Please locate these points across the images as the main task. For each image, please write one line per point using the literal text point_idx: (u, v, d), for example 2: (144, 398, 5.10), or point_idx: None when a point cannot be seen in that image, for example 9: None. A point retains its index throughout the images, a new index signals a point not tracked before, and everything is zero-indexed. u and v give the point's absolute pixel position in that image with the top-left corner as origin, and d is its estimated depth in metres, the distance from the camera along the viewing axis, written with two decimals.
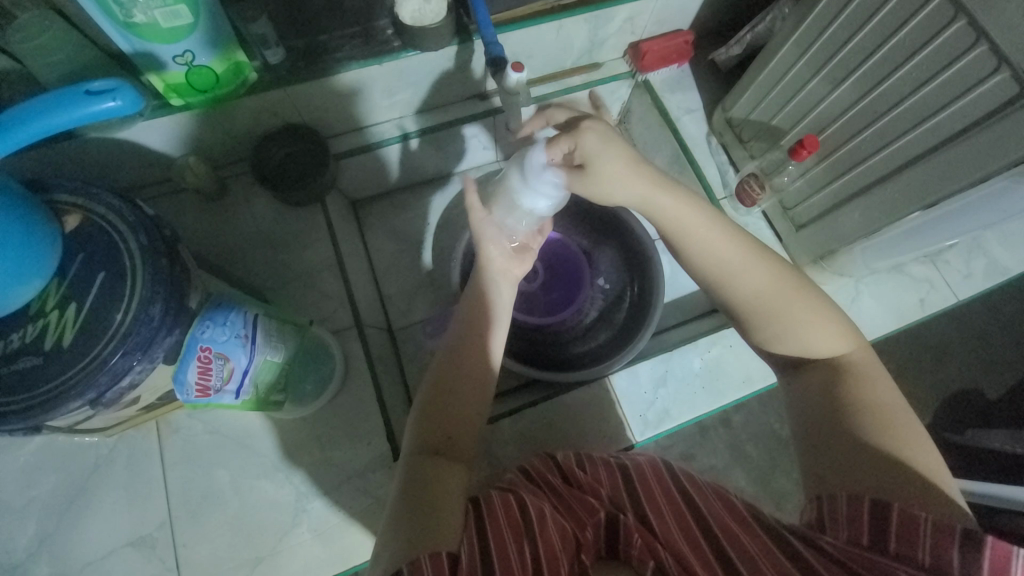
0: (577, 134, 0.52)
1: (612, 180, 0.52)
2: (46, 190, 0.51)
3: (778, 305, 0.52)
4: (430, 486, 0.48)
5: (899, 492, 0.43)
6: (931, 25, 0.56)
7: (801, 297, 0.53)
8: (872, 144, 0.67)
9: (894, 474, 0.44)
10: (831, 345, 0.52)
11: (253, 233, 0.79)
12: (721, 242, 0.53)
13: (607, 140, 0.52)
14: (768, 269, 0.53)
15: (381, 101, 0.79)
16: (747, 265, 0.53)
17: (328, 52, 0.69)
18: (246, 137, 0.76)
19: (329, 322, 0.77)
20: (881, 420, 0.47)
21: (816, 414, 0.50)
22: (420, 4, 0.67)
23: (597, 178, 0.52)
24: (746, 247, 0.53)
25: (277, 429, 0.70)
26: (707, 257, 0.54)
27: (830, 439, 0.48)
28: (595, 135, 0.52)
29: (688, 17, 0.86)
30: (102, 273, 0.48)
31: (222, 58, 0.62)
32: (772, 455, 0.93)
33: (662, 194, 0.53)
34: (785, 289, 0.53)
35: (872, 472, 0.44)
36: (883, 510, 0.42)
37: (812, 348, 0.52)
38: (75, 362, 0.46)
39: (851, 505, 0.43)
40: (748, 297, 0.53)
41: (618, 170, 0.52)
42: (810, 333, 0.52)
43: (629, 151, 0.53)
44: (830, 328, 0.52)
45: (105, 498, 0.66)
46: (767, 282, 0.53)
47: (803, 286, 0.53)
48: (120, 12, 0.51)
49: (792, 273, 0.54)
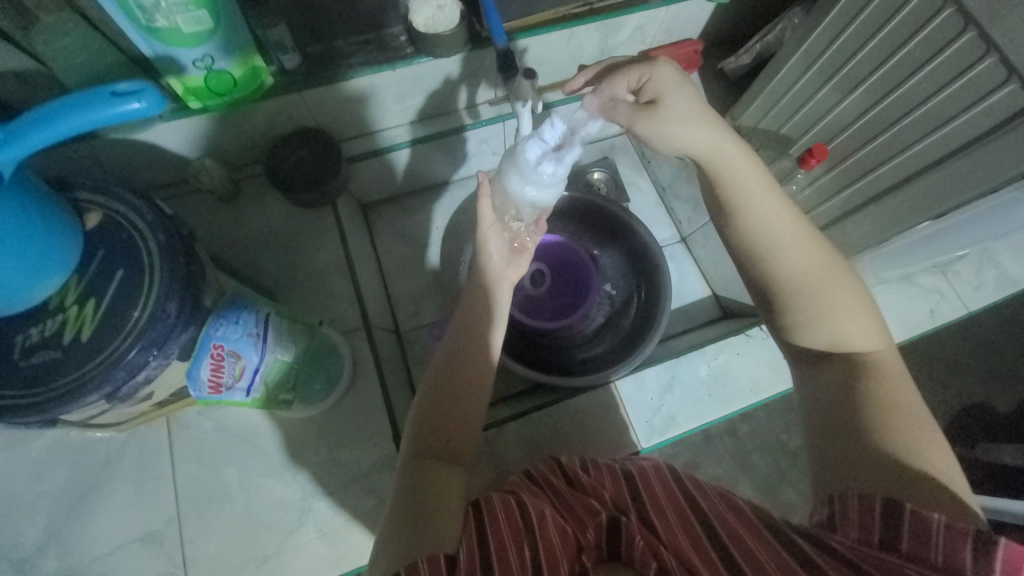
0: (654, 71, 0.55)
1: (681, 124, 0.53)
2: (67, 188, 0.52)
3: (818, 285, 0.52)
4: (430, 486, 0.48)
5: (909, 490, 0.42)
6: (940, 36, 0.56)
7: (841, 284, 0.53)
8: (882, 154, 0.67)
9: (903, 473, 0.44)
10: (861, 337, 0.52)
11: (266, 234, 0.80)
12: (773, 214, 0.53)
13: (683, 85, 0.54)
14: (814, 251, 0.53)
15: (393, 107, 0.80)
16: (795, 239, 0.53)
17: (343, 58, 0.71)
18: (259, 139, 0.77)
19: (338, 322, 0.77)
20: (893, 419, 0.47)
21: (830, 413, 0.50)
22: (434, 12, 0.68)
23: (666, 117, 0.53)
24: (795, 224, 0.54)
25: (285, 428, 0.70)
26: (756, 227, 0.53)
27: (841, 438, 0.48)
28: (674, 80, 0.55)
29: (698, 26, 0.87)
30: (120, 270, 0.49)
31: (240, 63, 0.64)
32: (779, 465, 0.92)
33: (729, 153, 0.54)
34: (828, 273, 0.53)
35: (884, 471, 0.44)
36: (892, 510, 0.41)
37: (843, 337, 0.52)
38: (91, 356, 0.46)
39: (860, 507, 0.43)
40: (791, 273, 0.53)
41: (685, 113, 0.53)
42: (845, 320, 0.52)
43: (701, 105, 0.55)
44: (863, 321, 0.52)
45: (113, 493, 0.67)
46: (811, 260, 0.53)
47: (844, 273, 0.54)
48: (143, 17, 0.53)
49: (835, 260, 0.54)
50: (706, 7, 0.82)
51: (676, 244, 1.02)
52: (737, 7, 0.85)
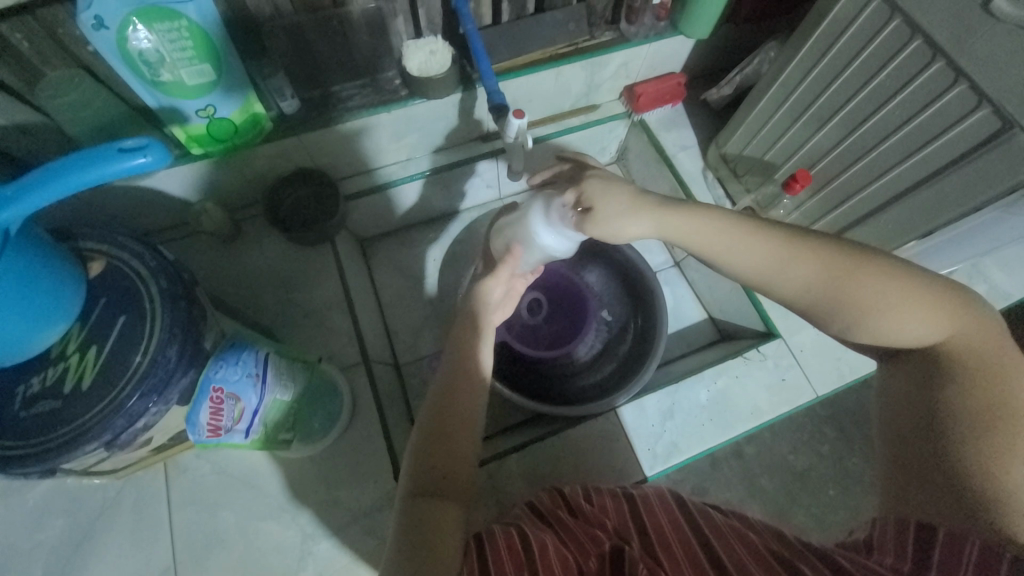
0: (580, 185, 0.57)
1: (617, 215, 0.54)
2: (72, 238, 0.53)
3: (830, 295, 0.47)
4: (429, 522, 0.47)
5: (965, 512, 0.39)
6: (909, 67, 0.59)
7: (870, 279, 0.45)
8: (863, 177, 0.70)
9: (967, 492, 0.39)
10: (922, 329, 0.44)
11: (265, 273, 0.81)
12: (743, 243, 0.50)
13: (607, 185, 0.56)
14: (818, 261, 0.47)
15: (389, 146, 0.83)
16: (781, 259, 0.48)
17: (339, 102, 0.74)
18: (261, 181, 0.80)
19: (337, 358, 0.77)
20: (974, 425, 0.41)
21: (902, 423, 0.46)
22: (426, 57, 0.72)
23: (610, 220, 0.54)
24: (771, 238, 0.49)
25: (284, 468, 0.70)
26: (744, 267, 0.50)
27: (907, 454, 0.44)
28: (595, 183, 0.56)
29: (679, 61, 0.91)
30: (122, 316, 0.50)
31: (241, 110, 0.66)
32: (786, 487, 0.91)
33: (669, 214, 0.53)
34: (849, 275, 0.46)
35: (935, 493, 0.41)
36: (927, 535, 0.39)
37: (896, 339, 0.46)
38: (92, 404, 0.47)
39: (897, 530, 0.41)
40: (803, 298, 0.49)
41: (626, 209, 0.54)
42: (884, 319, 0.45)
43: (634, 191, 0.56)
44: (919, 309, 0.44)
45: (110, 542, 0.65)
46: (810, 272, 0.47)
47: (857, 261, 0.46)
48: (148, 72, 0.56)
49: (854, 253, 0.47)
50: (685, 44, 0.86)
51: (669, 269, 1.03)
52: (715, 42, 0.89)
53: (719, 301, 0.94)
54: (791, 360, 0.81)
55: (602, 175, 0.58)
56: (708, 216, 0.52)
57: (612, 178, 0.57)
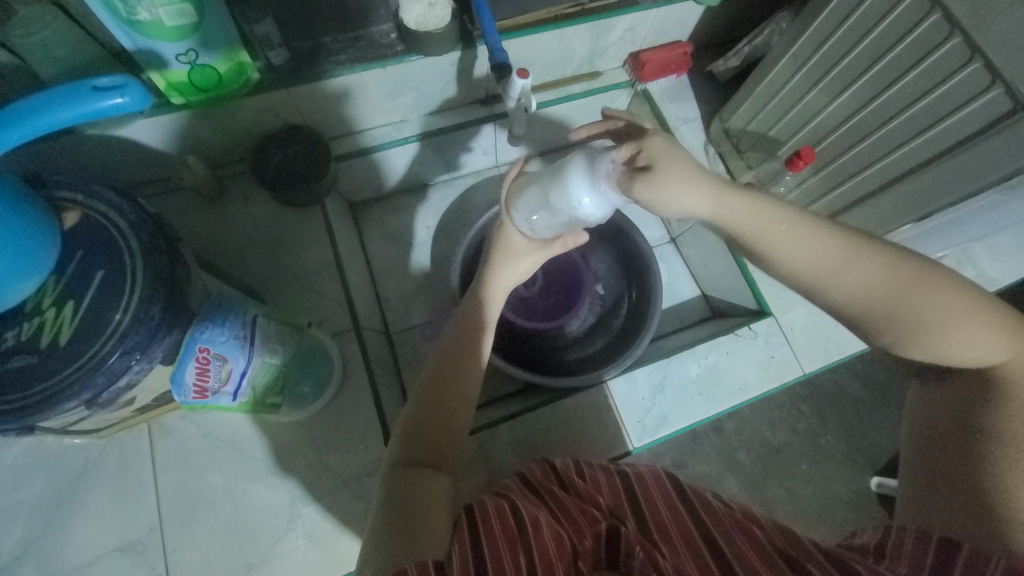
0: (642, 140, 0.49)
1: (676, 181, 0.47)
2: (44, 185, 0.50)
3: (890, 306, 0.44)
4: (417, 494, 0.47)
5: (993, 533, 0.40)
6: (925, 43, 0.58)
7: (936, 292, 0.43)
8: (868, 156, 0.69)
9: (998, 514, 0.40)
10: (981, 348, 0.43)
11: (252, 233, 0.78)
12: (806, 242, 0.45)
13: (673, 145, 0.49)
14: (886, 267, 0.44)
15: (382, 105, 0.79)
16: (842, 264, 0.44)
17: (328, 55, 0.69)
18: (246, 137, 0.76)
19: (327, 324, 0.76)
20: (1013, 453, 0.42)
21: (936, 442, 0.46)
22: (425, 9, 0.67)
23: (668, 182, 0.47)
24: (834, 241, 0.45)
25: (271, 432, 0.69)
26: (800, 269, 0.45)
27: (937, 472, 0.45)
28: (659, 140, 0.49)
29: (687, 28, 0.88)
30: (101, 270, 0.47)
31: (224, 58, 0.62)
32: (764, 462, 0.94)
33: (730, 201, 0.47)
34: (913, 288, 0.44)
35: (958, 513, 0.42)
36: (948, 548, 0.40)
37: (955, 355, 0.44)
38: (71, 361, 0.45)
39: (914, 539, 0.42)
40: (857, 304, 0.45)
41: (682, 175, 0.47)
42: (944, 336, 0.43)
43: (693, 159, 0.49)
44: (983, 328, 0.43)
45: (94, 501, 0.65)
46: (871, 280, 0.44)
47: (918, 274, 0.44)
48: (124, 9, 0.51)
49: (920, 262, 0.44)
50: (695, 9, 0.83)
51: (666, 244, 1.03)
52: (727, 9, 0.86)
53: (713, 279, 0.94)
54: (782, 338, 0.82)
55: (669, 132, 0.51)
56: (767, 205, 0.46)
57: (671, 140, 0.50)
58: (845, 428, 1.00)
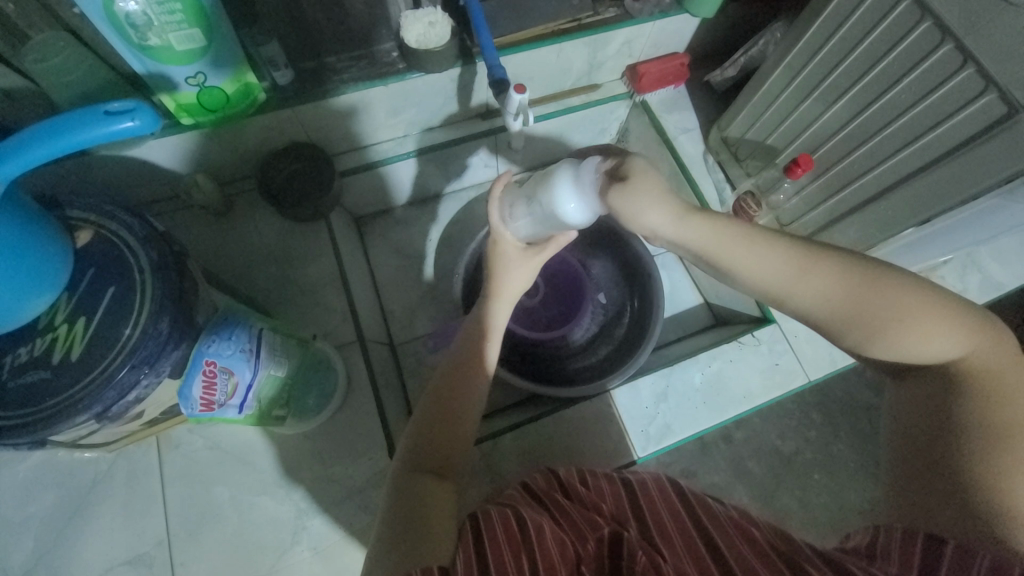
0: (624, 156, 0.50)
1: (646, 196, 0.47)
2: (58, 206, 0.52)
3: (848, 310, 0.45)
4: (421, 502, 0.47)
5: (979, 528, 0.39)
6: (918, 49, 0.58)
7: (890, 295, 0.44)
8: (865, 162, 0.70)
9: (978, 509, 0.40)
10: (940, 346, 0.44)
11: (259, 248, 0.80)
12: (763, 255, 0.46)
13: (653, 161, 0.49)
14: (840, 275, 0.45)
15: (385, 121, 0.81)
16: (800, 273, 0.45)
17: (333, 74, 0.72)
18: (253, 155, 0.78)
19: (332, 336, 0.77)
20: (985, 443, 0.41)
21: (910, 439, 0.46)
22: (425, 28, 0.69)
23: (642, 193, 0.47)
24: (789, 251, 0.46)
25: (277, 444, 0.70)
26: (761, 278, 0.46)
27: (915, 471, 0.45)
28: (641, 156, 0.49)
29: (683, 40, 0.89)
30: (112, 287, 0.49)
31: (232, 79, 0.64)
32: (773, 471, 0.92)
33: (690, 221, 0.47)
34: (870, 292, 0.44)
35: (941, 511, 0.42)
36: (936, 547, 0.40)
37: (914, 354, 0.45)
38: (82, 375, 0.46)
39: (903, 538, 0.42)
40: (818, 310, 0.46)
41: (646, 193, 0.47)
42: (904, 336, 0.44)
43: (661, 177, 0.48)
44: (938, 326, 0.44)
45: (103, 515, 0.65)
46: (829, 287, 0.45)
47: (873, 279, 0.45)
48: (135, 36, 0.53)
49: (874, 267, 0.45)
50: (691, 22, 0.84)
51: (668, 252, 1.03)
52: (722, 21, 0.87)
53: (716, 286, 0.94)
54: (786, 345, 0.82)
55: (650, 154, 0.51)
56: (722, 220, 0.47)
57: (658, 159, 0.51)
58: (856, 436, 0.99)
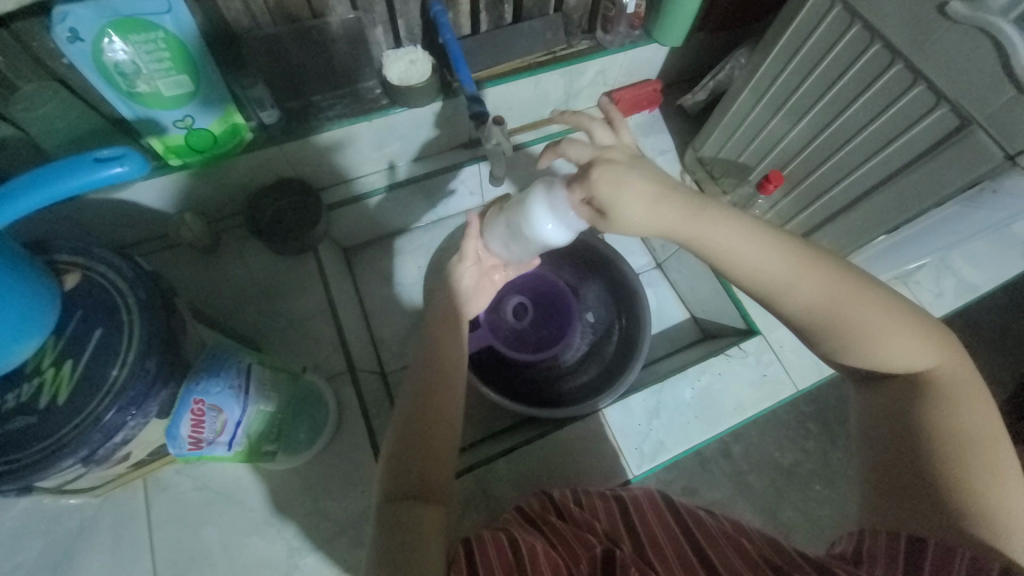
0: (589, 181, 0.48)
1: (633, 221, 0.48)
2: (45, 250, 0.52)
3: (836, 316, 0.46)
4: (411, 531, 0.46)
5: (946, 522, 0.40)
6: (871, 70, 0.62)
7: (874, 305, 0.46)
8: (833, 176, 0.72)
9: (948, 507, 0.41)
10: (912, 356, 0.46)
11: (248, 284, 0.80)
12: (765, 257, 0.46)
13: (622, 176, 0.47)
14: (833, 282, 0.46)
15: (370, 154, 0.83)
16: (796, 278, 0.46)
17: (319, 112, 0.74)
18: (241, 192, 0.79)
19: (322, 368, 0.77)
20: (954, 446, 0.43)
21: (882, 441, 0.47)
22: (406, 66, 0.72)
23: (623, 221, 0.48)
24: (790, 256, 0.46)
25: (267, 481, 0.69)
26: (755, 281, 0.47)
27: (888, 470, 0.45)
28: (608, 176, 0.47)
29: (655, 67, 0.94)
30: (99, 328, 0.49)
31: (220, 120, 0.66)
32: (771, 483, 0.92)
33: (696, 227, 0.47)
34: (858, 300, 0.46)
35: (919, 513, 0.42)
36: (918, 547, 0.40)
37: (888, 361, 0.47)
38: (68, 419, 0.46)
39: (887, 543, 0.42)
40: (806, 314, 0.47)
41: (640, 209, 0.47)
42: (883, 345, 0.46)
43: (652, 183, 0.48)
44: (912, 338, 0.46)
45: (88, 565, 0.63)
46: (821, 293, 0.46)
47: (861, 289, 0.46)
48: (124, 83, 0.56)
49: (862, 277, 0.47)
50: (660, 51, 0.89)
51: (653, 270, 1.05)
52: (690, 49, 0.92)
53: (701, 301, 0.96)
54: (772, 356, 0.83)
55: (614, 162, 0.48)
56: (729, 223, 0.47)
57: (626, 164, 0.49)
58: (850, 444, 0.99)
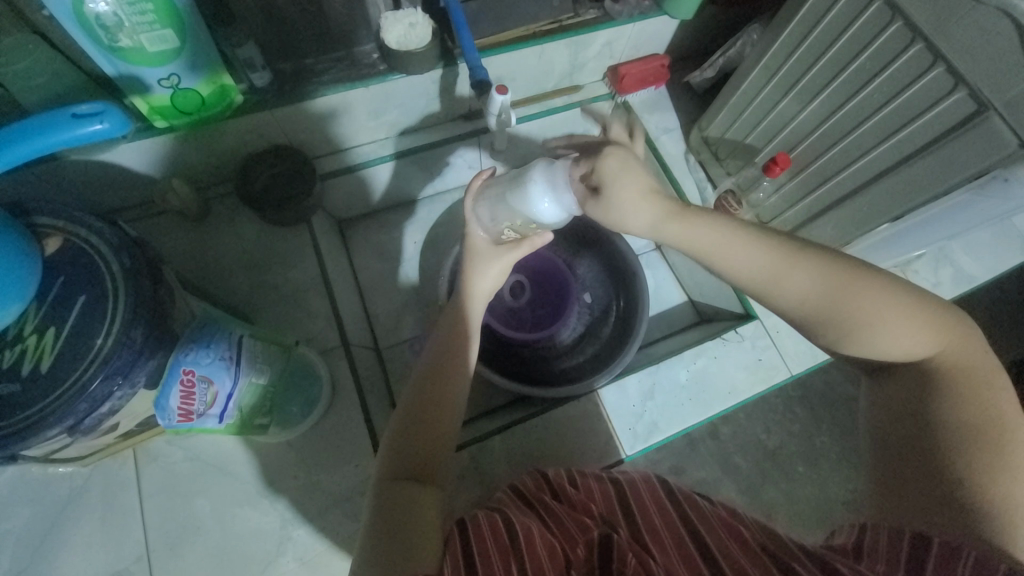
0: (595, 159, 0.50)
1: (626, 203, 0.50)
2: (24, 212, 0.50)
3: (830, 309, 0.46)
4: (407, 511, 0.46)
5: (953, 520, 0.40)
6: (889, 50, 0.60)
7: (870, 295, 0.46)
8: (841, 161, 0.71)
9: (956, 504, 0.41)
10: (914, 345, 0.46)
11: (238, 254, 0.78)
12: (749, 254, 0.48)
13: (627, 162, 0.50)
14: (824, 273, 0.46)
15: (366, 123, 0.80)
16: (784, 271, 0.47)
17: (313, 76, 0.70)
18: (231, 158, 0.76)
19: (316, 342, 0.76)
20: (961, 440, 0.42)
21: (890, 436, 0.47)
22: (405, 29, 0.68)
23: (617, 200, 0.50)
24: (774, 251, 0.47)
25: (259, 453, 0.68)
26: (746, 278, 0.48)
27: (896, 467, 0.45)
28: (615, 158, 0.50)
29: (664, 41, 0.90)
30: (81, 295, 0.47)
31: (207, 81, 0.63)
32: (759, 465, 0.94)
33: (682, 227, 0.50)
34: (852, 291, 0.46)
35: (925, 510, 0.42)
36: (922, 546, 0.40)
37: (892, 353, 0.46)
38: (51, 388, 0.44)
39: (891, 539, 0.42)
40: (800, 308, 0.47)
41: (635, 194, 0.50)
42: (882, 335, 0.46)
43: (647, 174, 0.51)
44: (913, 326, 0.45)
45: (78, 533, 0.63)
46: (812, 285, 0.46)
47: (853, 278, 0.46)
48: (105, 37, 0.52)
49: (853, 266, 0.47)
50: (670, 23, 0.85)
51: (651, 252, 1.04)
52: (701, 23, 0.89)
53: (699, 285, 0.96)
54: (768, 340, 0.83)
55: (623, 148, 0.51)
56: (710, 223, 0.49)
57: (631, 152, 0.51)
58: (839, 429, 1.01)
